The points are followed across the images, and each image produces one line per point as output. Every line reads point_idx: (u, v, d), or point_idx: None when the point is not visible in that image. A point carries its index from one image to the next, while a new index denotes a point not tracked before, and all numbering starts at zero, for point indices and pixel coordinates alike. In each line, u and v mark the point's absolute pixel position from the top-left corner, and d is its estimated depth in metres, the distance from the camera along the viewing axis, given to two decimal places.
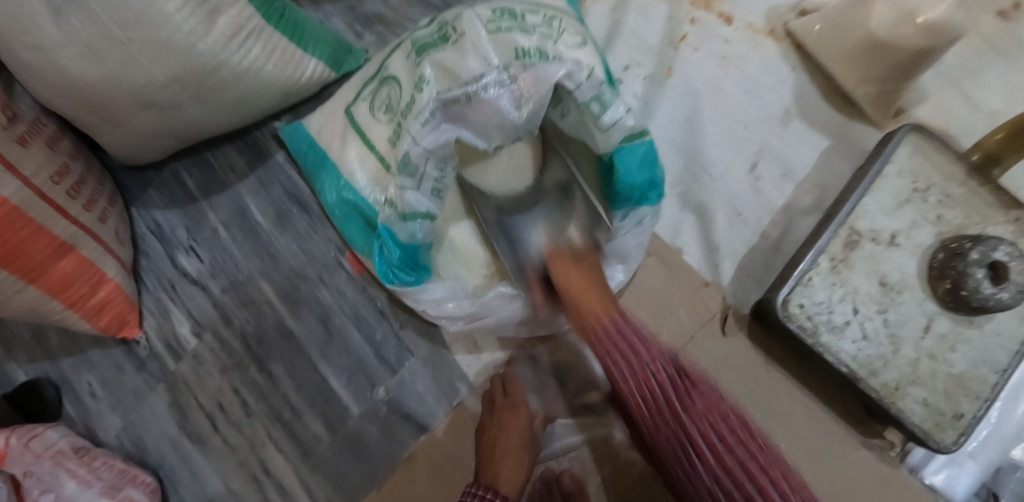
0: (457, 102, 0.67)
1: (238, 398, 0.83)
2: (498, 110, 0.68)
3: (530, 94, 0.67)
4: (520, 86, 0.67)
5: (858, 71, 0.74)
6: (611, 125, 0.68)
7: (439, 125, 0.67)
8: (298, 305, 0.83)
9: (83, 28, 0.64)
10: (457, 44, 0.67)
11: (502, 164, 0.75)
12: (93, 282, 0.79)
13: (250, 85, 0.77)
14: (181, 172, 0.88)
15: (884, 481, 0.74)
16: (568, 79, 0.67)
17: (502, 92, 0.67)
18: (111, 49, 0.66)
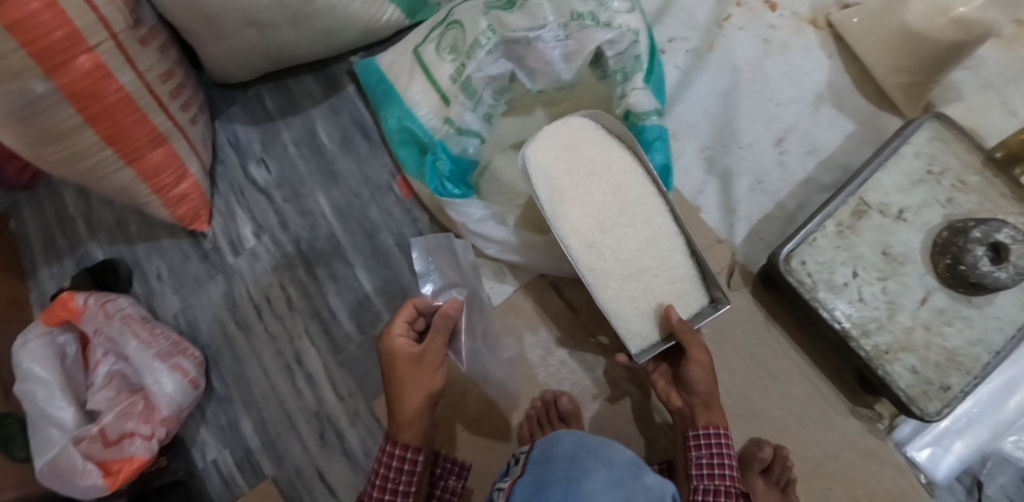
0: (518, 44, 0.77)
1: (284, 293, 0.93)
2: (548, 60, 0.78)
3: (580, 54, 0.78)
4: (574, 44, 0.77)
5: (888, 62, 0.77)
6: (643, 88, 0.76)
7: (499, 59, 0.78)
8: (349, 219, 0.92)
9: None
10: (524, 8, 0.75)
11: (589, 196, 0.71)
12: (177, 175, 0.90)
13: (339, 18, 0.87)
14: (263, 94, 0.99)
15: (868, 451, 0.77)
16: (608, 45, 0.77)
17: (556, 45, 0.77)
18: None
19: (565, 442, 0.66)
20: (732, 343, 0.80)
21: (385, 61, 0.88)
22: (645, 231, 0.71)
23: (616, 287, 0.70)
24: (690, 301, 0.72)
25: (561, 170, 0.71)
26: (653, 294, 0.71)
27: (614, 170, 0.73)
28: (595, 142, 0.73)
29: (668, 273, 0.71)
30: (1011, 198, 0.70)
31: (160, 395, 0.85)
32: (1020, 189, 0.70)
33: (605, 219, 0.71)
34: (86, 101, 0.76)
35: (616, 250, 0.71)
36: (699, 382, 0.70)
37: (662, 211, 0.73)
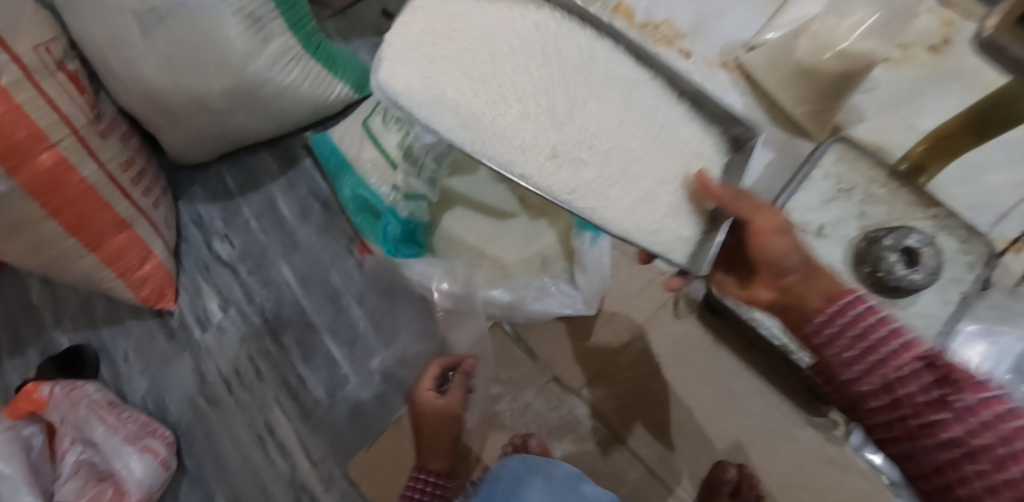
0: None
1: (252, 365, 0.94)
2: None
3: None
4: None
5: (792, 95, 0.85)
6: None
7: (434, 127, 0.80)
8: (312, 286, 0.95)
9: (163, 47, 0.81)
10: None
11: (507, 90, 0.60)
12: (141, 256, 0.92)
13: (289, 100, 0.93)
14: (223, 172, 1.03)
15: (829, 460, 0.79)
16: None
17: None
18: (183, 64, 0.83)
19: (510, 461, 0.71)
20: (687, 368, 0.82)
21: (337, 133, 0.94)
22: (596, 106, 0.62)
23: (614, 191, 0.60)
24: (707, 159, 0.62)
25: (458, 78, 0.58)
26: (653, 175, 0.61)
27: (505, 42, 0.61)
28: (462, 20, 0.60)
29: (650, 141, 0.62)
30: (917, 205, 0.76)
31: (129, 480, 0.85)
32: (922, 196, 0.77)
33: (545, 115, 0.60)
34: (51, 193, 0.79)
35: (584, 143, 0.61)
36: (782, 249, 0.60)
37: (601, 60, 0.63)
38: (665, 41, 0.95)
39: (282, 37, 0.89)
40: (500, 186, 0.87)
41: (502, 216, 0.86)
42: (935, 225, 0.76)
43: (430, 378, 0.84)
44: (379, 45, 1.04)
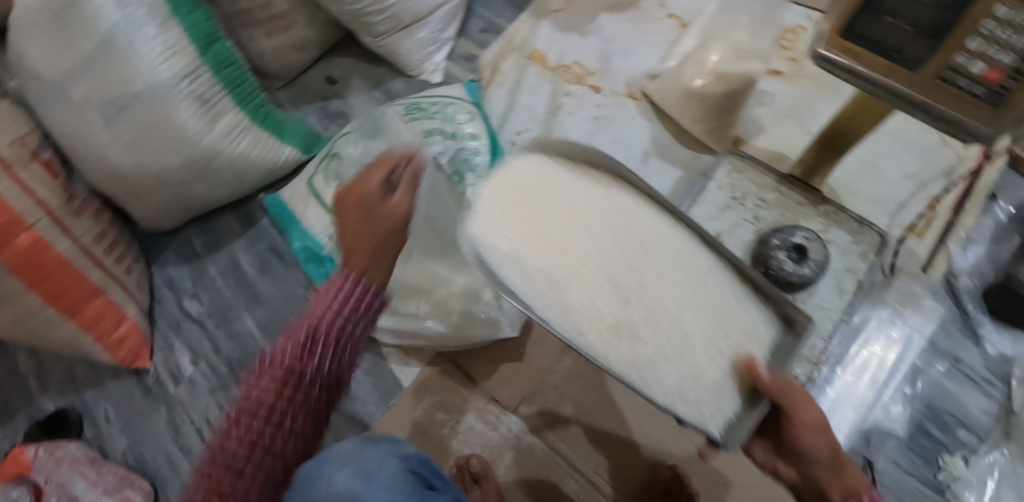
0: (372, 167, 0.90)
1: (221, 413, 1.01)
2: None
3: None
4: None
5: (687, 115, 0.93)
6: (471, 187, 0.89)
7: None
8: (273, 334, 1.03)
9: (124, 132, 0.91)
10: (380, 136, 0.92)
11: (557, 239, 0.56)
12: (116, 320, 1.00)
13: (242, 167, 1.03)
14: (191, 237, 1.12)
15: None
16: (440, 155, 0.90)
17: None
18: (142, 146, 0.93)
19: (306, 463, 0.62)
20: (616, 379, 0.89)
21: (286, 193, 1.01)
22: (671, 268, 0.57)
23: (665, 365, 0.53)
24: (748, 315, 0.58)
25: (541, 245, 0.55)
26: (710, 345, 0.55)
27: (571, 203, 0.58)
28: (535, 176, 0.59)
29: (714, 306, 0.57)
30: (808, 205, 0.82)
31: None
32: (813, 196, 0.82)
33: (603, 283, 0.55)
34: (29, 270, 0.88)
35: (652, 322, 0.54)
36: (816, 449, 0.58)
37: (689, 240, 0.61)
38: (575, 80, 1.04)
39: (231, 113, 0.99)
40: None
41: None
42: (826, 221, 0.81)
43: (378, 176, 0.53)
44: (325, 108, 1.15)
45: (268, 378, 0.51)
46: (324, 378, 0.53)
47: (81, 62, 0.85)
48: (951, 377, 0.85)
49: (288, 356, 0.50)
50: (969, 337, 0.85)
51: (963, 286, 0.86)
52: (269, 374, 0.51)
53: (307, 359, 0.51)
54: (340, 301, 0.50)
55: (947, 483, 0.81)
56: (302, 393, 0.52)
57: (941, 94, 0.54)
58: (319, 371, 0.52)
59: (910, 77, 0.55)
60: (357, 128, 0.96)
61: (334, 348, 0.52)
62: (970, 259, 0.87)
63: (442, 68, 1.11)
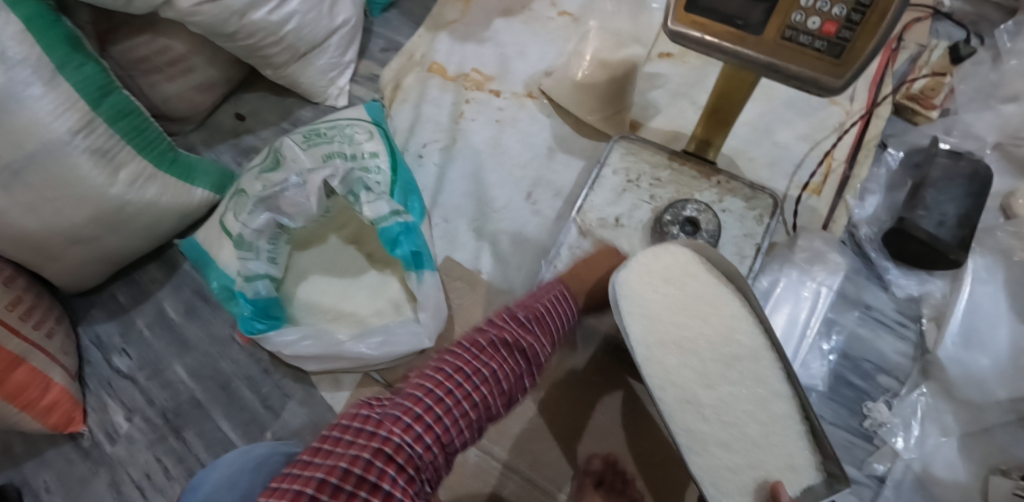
0: (272, 197, 0.90)
1: (161, 465, 0.98)
2: (296, 204, 0.90)
3: (313, 189, 0.89)
4: (309, 184, 0.89)
5: (581, 106, 0.96)
6: (370, 202, 0.89)
7: (260, 215, 0.89)
8: (205, 378, 1.01)
9: (23, 196, 0.90)
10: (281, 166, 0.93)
11: (722, 352, 0.68)
12: (42, 387, 0.95)
13: (153, 215, 1.02)
14: (116, 292, 1.09)
15: None
16: (331, 178, 0.89)
17: (298, 190, 0.90)
18: (45, 206, 0.92)
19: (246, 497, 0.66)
20: (542, 375, 0.90)
21: (200, 235, 1.01)
22: (754, 382, 0.67)
23: (715, 456, 0.65)
24: (804, 477, 0.64)
25: (660, 327, 0.69)
26: (760, 462, 0.64)
27: (714, 299, 0.70)
28: (690, 267, 0.71)
29: (763, 412, 0.66)
30: (699, 177, 0.86)
31: None
32: (703, 169, 0.86)
33: (709, 375, 0.67)
34: None
35: (721, 408, 0.66)
36: None
37: (772, 355, 0.67)
38: (475, 86, 1.04)
39: (133, 163, 0.98)
40: (350, 249, 0.98)
41: (354, 276, 0.96)
42: (719, 191, 0.85)
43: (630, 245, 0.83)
44: (238, 145, 1.14)
45: (467, 361, 0.62)
46: (503, 393, 0.63)
47: (23, 157, 0.87)
48: (865, 324, 0.87)
49: (509, 349, 0.64)
50: (877, 283, 0.88)
51: (864, 237, 0.89)
52: (456, 373, 0.61)
53: (508, 358, 0.64)
54: (559, 319, 0.70)
55: (874, 430, 0.82)
56: (487, 389, 0.62)
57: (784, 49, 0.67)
58: (493, 389, 0.62)
59: (762, 44, 0.68)
60: (259, 163, 0.97)
61: (519, 368, 0.65)
62: (868, 210, 0.90)
63: (347, 91, 1.11)
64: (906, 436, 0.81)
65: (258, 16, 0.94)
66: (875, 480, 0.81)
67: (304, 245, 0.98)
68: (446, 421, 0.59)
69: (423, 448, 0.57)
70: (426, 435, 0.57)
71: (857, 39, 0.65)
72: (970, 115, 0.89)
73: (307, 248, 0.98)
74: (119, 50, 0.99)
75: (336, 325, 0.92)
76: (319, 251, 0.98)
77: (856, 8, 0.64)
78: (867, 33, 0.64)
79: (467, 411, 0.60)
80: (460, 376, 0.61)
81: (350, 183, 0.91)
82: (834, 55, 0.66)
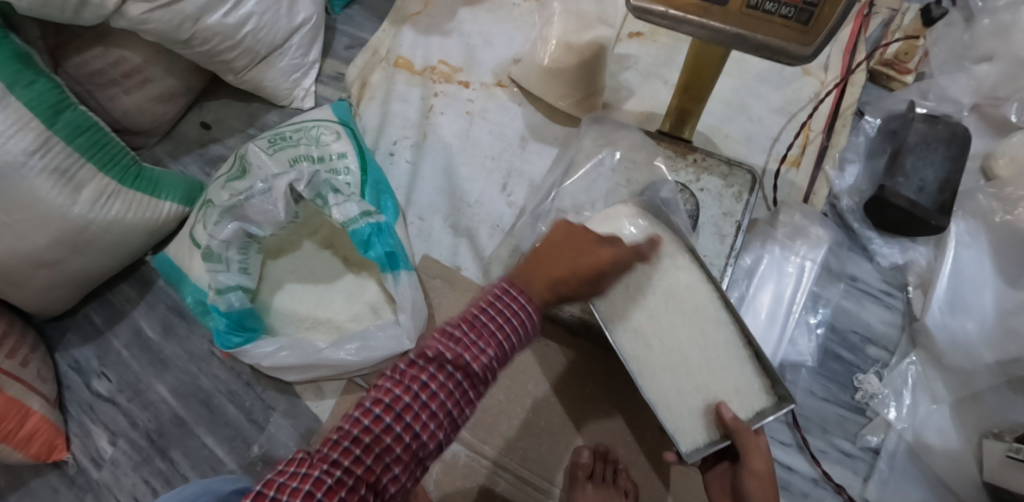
0: (237, 207, 0.86)
1: (149, 487, 0.96)
2: (264, 211, 0.87)
3: (280, 197, 0.86)
4: (275, 191, 0.86)
5: (553, 91, 0.94)
6: (339, 204, 0.86)
7: (227, 225, 0.86)
8: (186, 396, 0.98)
9: None
10: (249, 174, 0.90)
11: (664, 287, 0.69)
12: (20, 416, 0.92)
13: (119, 232, 0.98)
14: (91, 314, 1.06)
15: None
16: (296, 183, 0.85)
17: (264, 196, 0.86)
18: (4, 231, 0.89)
19: None
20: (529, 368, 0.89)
21: (171, 250, 0.98)
22: (697, 319, 0.69)
23: (665, 382, 0.67)
24: (750, 403, 0.66)
25: None
26: (708, 390, 0.67)
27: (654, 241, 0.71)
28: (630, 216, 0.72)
29: (707, 345, 0.68)
30: (676, 157, 0.86)
31: None
32: (678, 148, 0.86)
33: (653, 309, 0.69)
34: None
35: (666, 336, 0.68)
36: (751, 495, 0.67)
37: (709, 290, 0.69)
38: (444, 79, 1.02)
39: (94, 180, 0.95)
40: (325, 254, 0.95)
41: (330, 281, 0.94)
42: (695, 169, 0.85)
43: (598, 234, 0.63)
44: (205, 154, 1.09)
45: (388, 391, 0.55)
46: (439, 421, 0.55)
47: None
48: (850, 296, 0.86)
49: (437, 373, 0.55)
50: (861, 254, 0.87)
51: (846, 207, 0.88)
52: (378, 407, 0.54)
53: (438, 380, 0.55)
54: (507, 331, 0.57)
55: (866, 402, 0.82)
56: (422, 422, 0.54)
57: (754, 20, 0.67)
58: (426, 426, 0.54)
59: (728, 15, 0.68)
60: (226, 172, 0.94)
61: (456, 400, 0.55)
62: (848, 180, 0.88)
63: (313, 92, 1.07)
64: (898, 406, 0.80)
65: (213, 20, 0.92)
66: (869, 452, 0.80)
67: (276, 253, 0.95)
68: (369, 461, 0.53)
69: (345, 497, 0.51)
70: (347, 480, 0.52)
71: (824, 3, 0.64)
72: (946, 78, 0.87)
73: (280, 256, 0.95)
74: (73, 65, 0.97)
75: (315, 334, 0.90)
76: (293, 258, 0.95)
77: None
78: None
79: (397, 456, 0.54)
80: (384, 417, 0.54)
81: (316, 187, 0.87)
82: (801, 22, 0.66)
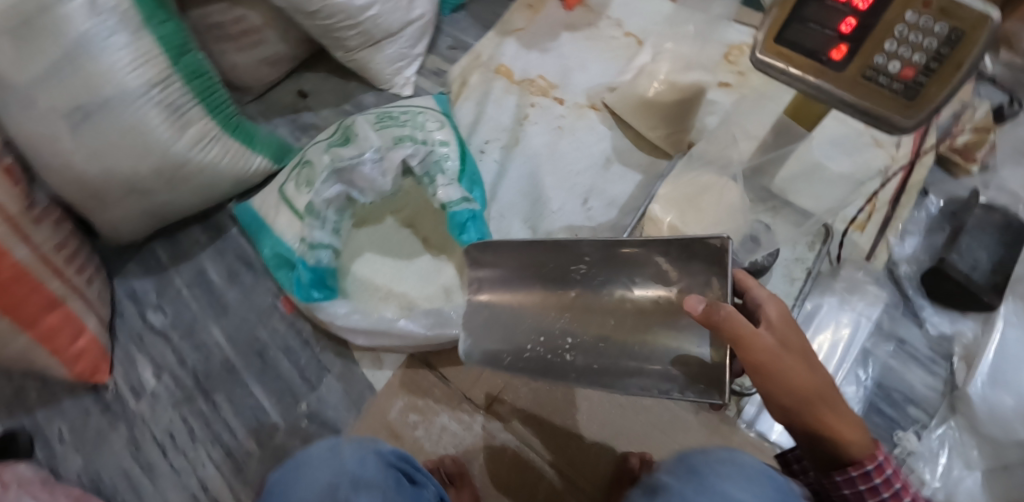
0: (345, 169, 0.91)
1: (185, 426, 0.97)
2: (369, 178, 0.92)
3: (391, 169, 0.92)
4: (386, 162, 0.92)
5: (645, 122, 1.01)
6: (442, 186, 0.91)
7: (333, 185, 0.91)
8: (241, 344, 1.00)
9: (93, 139, 0.90)
10: (356, 143, 0.93)
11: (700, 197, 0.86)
12: (74, 333, 0.96)
13: (211, 176, 1.02)
14: (156, 249, 1.09)
15: (711, 430, 0.88)
16: (410, 158, 0.93)
17: (373, 166, 0.92)
18: (108, 154, 0.92)
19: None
20: None
21: (256, 202, 1.01)
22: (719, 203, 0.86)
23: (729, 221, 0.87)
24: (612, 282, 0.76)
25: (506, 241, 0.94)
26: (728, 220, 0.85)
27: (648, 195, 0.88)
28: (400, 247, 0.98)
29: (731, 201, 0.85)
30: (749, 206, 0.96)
31: None
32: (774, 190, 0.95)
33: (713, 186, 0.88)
34: None
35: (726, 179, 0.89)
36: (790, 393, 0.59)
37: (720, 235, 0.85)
38: (540, 92, 1.08)
39: (202, 122, 0.99)
40: (405, 232, 0.98)
41: (407, 258, 0.96)
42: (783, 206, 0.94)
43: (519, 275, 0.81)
44: (296, 120, 1.14)
45: None
46: None
47: (97, 102, 0.87)
48: (897, 357, 0.91)
49: None
50: (911, 318, 0.92)
51: (903, 274, 0.94)
52: None
53: None
54: None
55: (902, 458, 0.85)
56: None
57: (862, 89, 0.66)
58: None
59: (841, 80, 0.67)
60: (329, 137, 0.98)
61: None
62: (908, 249, 0.95)
63: (412, 82, 1.13)
64: (934, 469, 0.83)
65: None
66: None
67: (364, 222, 0.98)
68: None
69: None
70: None
71: (931, 83, 0.63)
72: (1007, 172, 0.96)
73: (368, 226, 0.98)
74: (196, 15, 0.99)
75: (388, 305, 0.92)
76: (377, 231, 0.98)
77: (936, 55, 0.62)
78: (942, 80, 0.62)
79: None
80: None
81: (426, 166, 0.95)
82: (906, 97, 0.64)
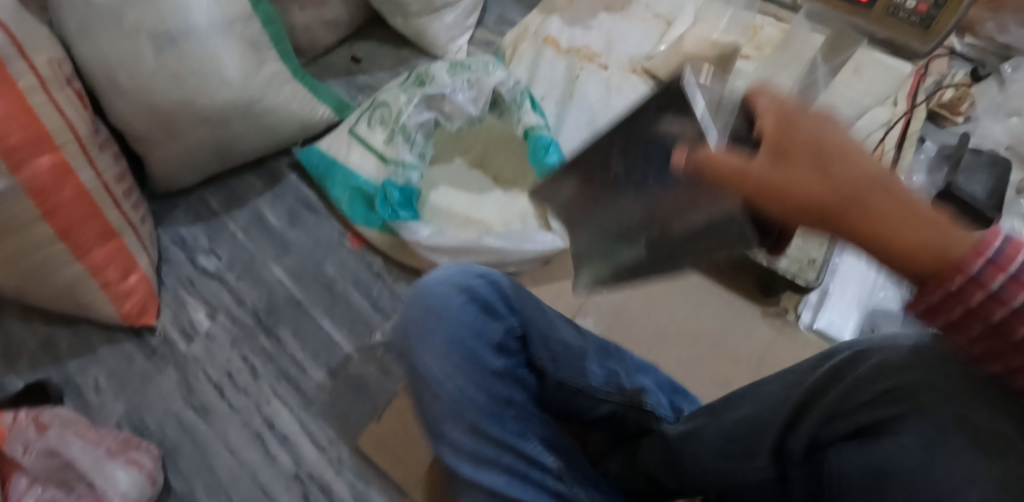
0: (435, 98, 0.96)
1: (246, 364, 0.92)
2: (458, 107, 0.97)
3: (480, 98, 0.97)
4: (474, 91, 0.96)
5: None
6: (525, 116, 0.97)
7: (421, 113, 0.97)
8: (305, 280, 0.97)
9: (175, 61, 0.90)
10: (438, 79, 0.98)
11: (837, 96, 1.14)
12: (124, 268, 0.91)
13: (279, 117, 1.02)
14: (207, 197, 1.06)
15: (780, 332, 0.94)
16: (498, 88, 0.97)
17: (462, 96, 0.96)
18: (188, 80, 0.91)
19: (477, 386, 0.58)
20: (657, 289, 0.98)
21: (324, 144, 1.02)
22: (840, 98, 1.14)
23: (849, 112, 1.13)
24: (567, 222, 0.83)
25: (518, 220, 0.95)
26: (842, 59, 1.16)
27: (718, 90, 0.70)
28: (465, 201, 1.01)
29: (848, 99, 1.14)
30: None
31: (113, 492, 0.76)
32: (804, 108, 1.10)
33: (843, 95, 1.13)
34: (45, 196, 0.80)
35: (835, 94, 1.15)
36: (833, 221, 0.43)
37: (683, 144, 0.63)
38: (587, 58, 1.17)
39: (274, 63, 1.00)
40: (475, 170, 1.02)
41: (480, 192, 0.99)
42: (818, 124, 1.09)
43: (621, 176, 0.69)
44: (351, 82, 1.18)
45: None
46: None
47: (184, 28, 0.89)
48: None
49: None
50: None
51: None
52: None
53: None
54: None
55: None
56: None
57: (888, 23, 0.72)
58: None
59: (871, 15, 0.73)
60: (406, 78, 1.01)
61: None
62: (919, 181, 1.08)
63: (464, 50, 1.20)
64: None
65: None
66: None
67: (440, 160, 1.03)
68: None
69: None
70: None
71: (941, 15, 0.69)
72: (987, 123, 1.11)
73: (443, 163, 1.03)
74: None
75: (470, 229, 0.95)
76: (451, 168, 1.02)
77: None
78: (950, 10, 0.68)
79: None
80: None
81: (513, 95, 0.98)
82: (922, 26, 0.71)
